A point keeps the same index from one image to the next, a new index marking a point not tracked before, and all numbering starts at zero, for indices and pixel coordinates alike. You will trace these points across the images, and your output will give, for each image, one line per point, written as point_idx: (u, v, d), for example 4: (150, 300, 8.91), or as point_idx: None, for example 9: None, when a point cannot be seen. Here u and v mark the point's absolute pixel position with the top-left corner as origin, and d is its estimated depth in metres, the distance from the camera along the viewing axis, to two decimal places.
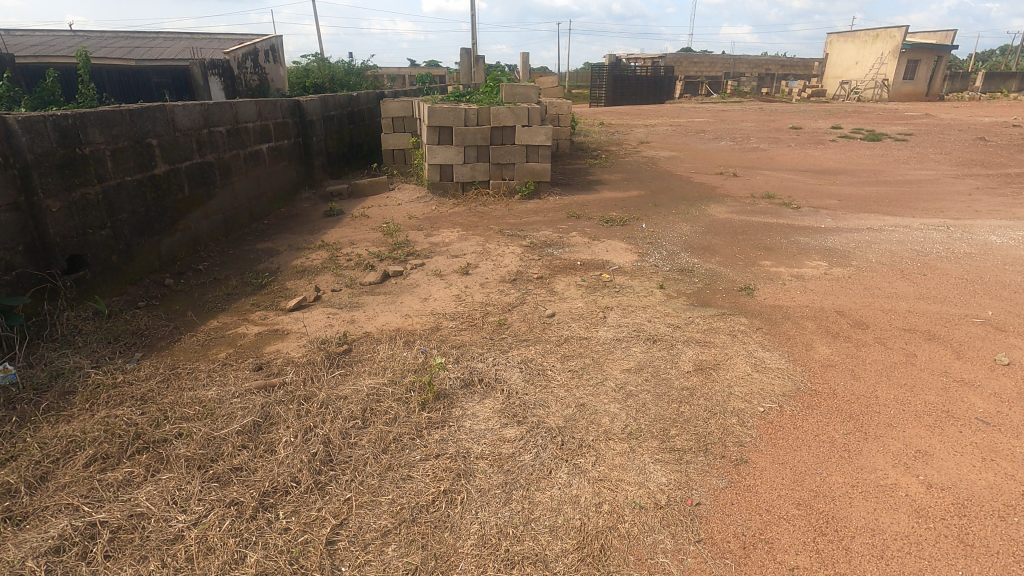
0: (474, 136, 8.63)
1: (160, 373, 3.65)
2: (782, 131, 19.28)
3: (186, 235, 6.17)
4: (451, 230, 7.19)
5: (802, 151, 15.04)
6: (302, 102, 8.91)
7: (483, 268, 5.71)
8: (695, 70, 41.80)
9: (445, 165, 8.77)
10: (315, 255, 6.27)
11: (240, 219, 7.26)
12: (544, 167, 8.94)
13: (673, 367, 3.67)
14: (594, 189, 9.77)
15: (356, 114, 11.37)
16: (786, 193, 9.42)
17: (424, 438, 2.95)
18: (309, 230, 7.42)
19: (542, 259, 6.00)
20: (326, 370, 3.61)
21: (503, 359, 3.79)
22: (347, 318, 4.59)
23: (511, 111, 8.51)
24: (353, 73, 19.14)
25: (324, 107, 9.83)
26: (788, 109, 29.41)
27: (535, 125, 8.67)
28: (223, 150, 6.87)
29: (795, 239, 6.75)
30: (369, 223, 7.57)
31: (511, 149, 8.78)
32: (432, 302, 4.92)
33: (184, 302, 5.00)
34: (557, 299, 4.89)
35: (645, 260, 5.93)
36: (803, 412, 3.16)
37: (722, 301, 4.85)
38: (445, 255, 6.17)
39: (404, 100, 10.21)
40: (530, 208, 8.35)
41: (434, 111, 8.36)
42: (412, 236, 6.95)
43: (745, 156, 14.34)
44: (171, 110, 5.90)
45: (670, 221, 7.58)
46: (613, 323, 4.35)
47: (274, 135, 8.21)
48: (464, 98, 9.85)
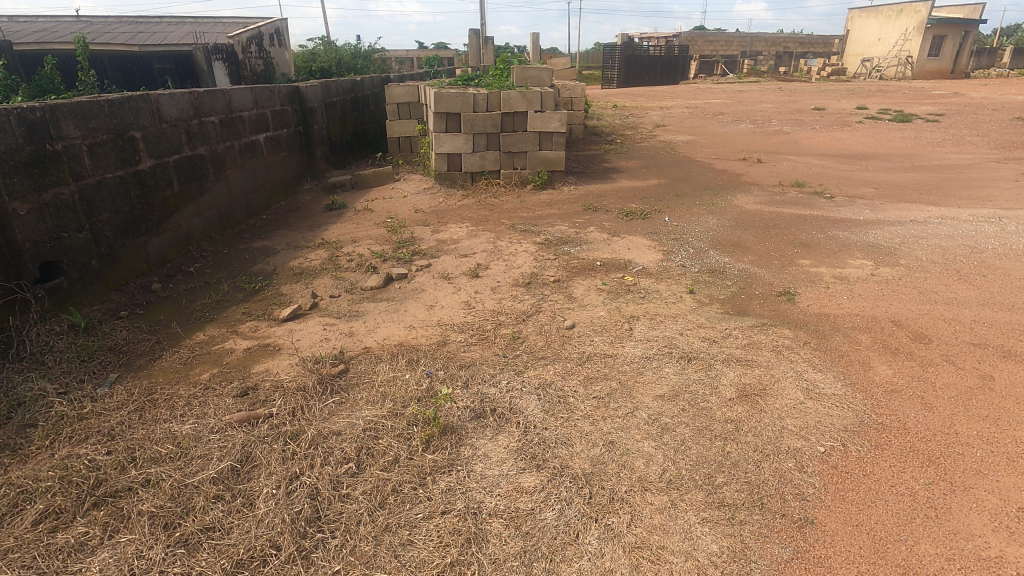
0: (483, 122, 8.11)
1: (132, 401, 3.25)
2: (805, 112, 18.47)
3: (176, 235, 5.76)
4: (460, 225, 6.72)
5: (827, 133, 14.32)
6: (302, 88, 8.43)
7: (494, 270, 5.25)
8: (710, 49, 40.56)
9: (454, 154, 8.27)
10: (314, 255, 5.84)
11: (235, 215, 6.84)
12: (559, 155, 8.41)
13: (712, 393, 3.20)
14: (611, 178, 9.23)
15: (360, 100, 10.86)
16: (817, 181, 8.82)
17: (428, 488, 2.53)
18: (309, 225, 6.99)
19: (559, 258, 5.52)
20: (318, 398, 3.19)
21: (518, 383, 3.35)
22: (346, 330, 4.16)
23: (523, 95, 7.98)
24: (358, 56, 18.51)
25: (326, 93, 9.34)
26: (808, 88, 28.36)
27: (549, 110, 8.13)
28: (215, 141, 6.43)
29: (834, 233, 6.20)
30: (373, 218, 7.12)
31: (523, 136, 8.25)
32: (439, 310, 4.48)
33: (170, 311, 4.60)
34: (577, 307, 4.43)
35: (671, 259, 5.43)
36: (872, 453, 2.69)
37: (761, 308, 4.36)
38: (453, 254, 5.71)
39: (410, 85, 9.69)
40: (544, 200, 7.84)
41: (441, 97, 7.85)
42: (418, 232, 6.49)
43: (768, 140, 13.66)
44: (156, 100, 5.46)
45: (694, 214, 7.06)
46: (641, 337, 3.89)
47: (272, 124, 7.75)
48: (472, 82, 9.31)
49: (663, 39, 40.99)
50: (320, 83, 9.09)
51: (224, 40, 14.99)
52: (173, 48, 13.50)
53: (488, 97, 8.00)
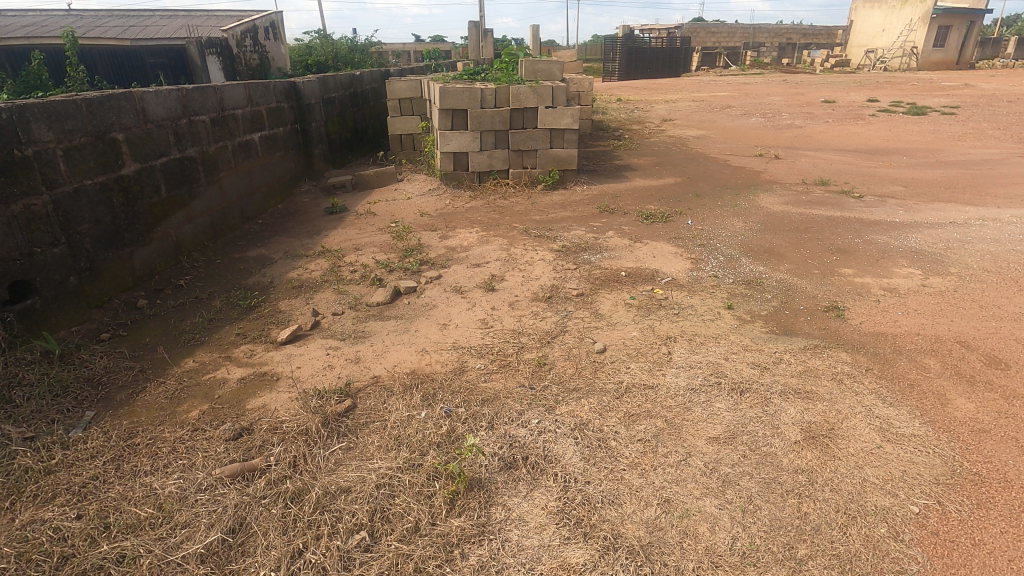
0: (491, 119, 7.66)
1: (109, 447, 2.84)
2: (815, 105, 18.00)
3: (165, 244, 5.33)
4: (469, 231, 6.29)
5: (842, 127, 13.86)
6: (299, 84, 7.98)
7: (510, 282, 4.83)
8: (712, 41, 39.93)
9: (460, 153, 7.83)
10: (314, 265, 5.41)
11: (230, 220, 6.40)
12: (571, 154, 7.98)
13: (775, 435, 2.80)
14: (625, 176, 8.80)
15: (359, 95, 10.41)
16: (841, 178, 8.39)
17: (457, 566, 2.12)
18: (308, 231, 6.55)
19: (580, 268, 5.10)
20: (323, 445, 2.78)
21: (550, 422, 2.94)
22: (351, 355, 3.74)
23: (534, 90, 7.53)
24: (356, 50, 17.95)
25: (324, 89, 8.90)
26: (814, 80, 27.84)
27: (560, 106, 7.69)
28: (207, 142, 5.99)
29: (871, 238, 5.78)
30: (377, 222, 6.68)
31: (534, 134, 7.81)
32: (454, 330, 4.06)
33: (156, 332, 4.17)
34: (606, 326, 4.01)
35: (702, 268, 5.02)
36: (976, 516, 2.31)
37: (809, 327, 3.95)
38: (465, 264, 5.29)
39: (412, 80, 9.24)
40: (556, 201, 7.41)
41: (447, 92, 7.41)
42: (425, 239, 6.06)
43: (781, 135, 13.20)
44: (140, 99, 5.01)
45: (718, 217, 6.62)
46: (683, 363, 3.47)
47: (267, 122, 7.30)
48: (479, 76, 8.85)
49: (664, 31, 40.35)
50: (317, 78, 8.64)
51: (218, 33, 14.41)
52: (165, 43, 12.94)
53: (497, 92, 7.55)
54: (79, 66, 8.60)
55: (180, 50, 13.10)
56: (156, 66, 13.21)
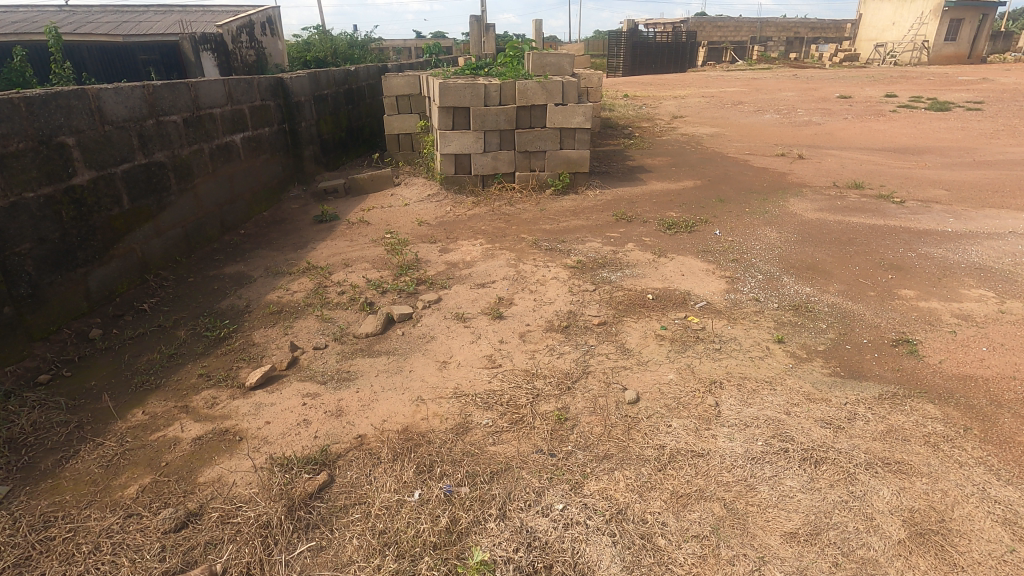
0: (496, 118, 7.02)
1: (15, 547, 2.22)
2: (831, 101, 17.31)
3: (128, 262, 4.70)
4: (473, 243, 5.66)
5: (863, 124, 13.15)
6: (287, 79, 7.36)
7: (520, 307, 4.20)
8: (718, 35, 39.06)
9: (462, 155, 7.19)
10: (297, 285, 4.78)
11: (207, 232, 5.78)
12: (582, 155, 7.32)
13: (870, 531, 2.17)
14: (640, 179, 8.15)
15: (353, 92, 9.76)
16: (876, 181, 7.72)
17: None
18: (295, 242, 5.92)
19: (599, 289, 4.47)
20: (288, 549, 2.17)
21: (577, 509, 2.32)
22: (332, 406, 3.11)
23: (542, 86, 6.90)
24: (354, 45, 17.24)
25: (315, 86, 8.27)
26: (825, 75, 27.08)
27: (571, 102, 7.05)
28: (179, 145, 5.36)
29: (925, 251, 5.13)
30: (370, 233, 6.05)
31: (542, 133, 7.16)
32: (456, 371, 3.43)
33: (105, 372, 3.55)
34: (636, 366, 3.38)
35: (739, 290, 4.38)
36: None
37: (879, 367, 3.32)
38: (467, 284, 4.66)
39: (410, 75, 8.61)
40: (568, 208, 6.77)
41: (447, 88, 6.77)
42: (423, 253, 5.43)
43: (800, 133, 12.51)
44: (95, 97, 4.38)
45: (748, 226, 5.97)
46: (736, 419, 2.84)
47: (250, 122, 6.66)
48: (482, 71, 8.20)
49: (669, 26, 39.53)
50: (307, 74, 8.01)
51: (213, 29, 13.64)
52: (158, 38, 12.28)
53: (502, 88, 6.91)
54: (66, 63, 7.94)
55: (174, 45, 12.52)
56: (148, 63, 12.35)
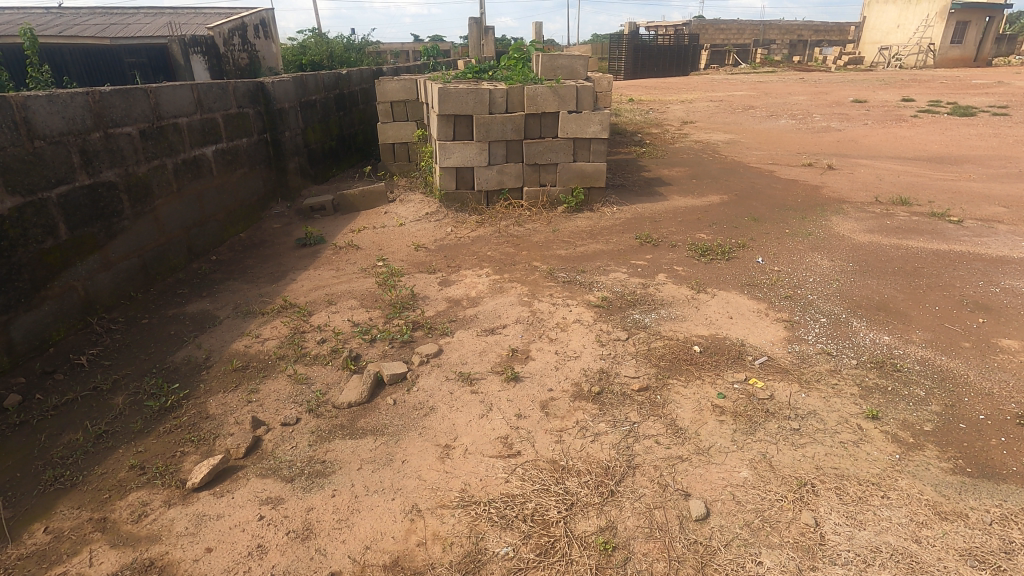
0: (502, 127, 6.27)
1: None
2: (845, 106, 16.60)
3: (66, 304, 3.92)
4: (478, 273, 4.89)
5: (887, 131, 12.42)
6: (268, 84, 6.60)
7: (540, 363, 3.43)
8: (721, 37, 38.30)
9: (464, 168, 6.43)
10: (269, 330, 4.00)
11: (170, 261, 5.00)
12: (598, 168, 6.57)
13: None
14: (660, 193, 7.40)
15: (344, 98, 9.00)
16: (922, 196, 6.97)
17: None
18: (272, 272, 5.14)
19: (633, 338, 3.71)
20: None
21: None
22: (299, 522, 2.34)
23: (553, 91, 6.18)
24: (348, 49, 16.45)
25: (301, 91, 7.52)
26: (833, 78, 26.46)
27: (585, 110, 6.32)
28: (134, 162, 4.58)
29: (1010, 285, 4.38)
30: (360, 261, 5.27)
31: (554, 144, 6.41)
32: (462, 462, 2.66)
33: (11, 461, 2.76)
34: (696, 457, 2.60)
35: (803, 340, 3.62)
36: None
37: (1012, 459, 2.56)
38: (473, 330, 3.89)
39: (406, 79, 7.87)
40: (584, 230, 6.01)
41: (447, 94, 6.04)
42: (419, 286, 4.65)
43: (821, 140, 11.76)
44: (21, 107, 3.61)
45: (793, 252, 5.22)
46: (849, 553, 2.08)
47: (224, 132, 5.89)
48: (485, 74, 7.44)
49: (671, 28, 38.89)
50: (292, 79, 7.26)
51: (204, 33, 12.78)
52: (147, 41, 11.59)
53: (509, 93, 6.19)
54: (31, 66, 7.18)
55: (163, 47, 11.78)
56: (136, 66, 11.64)
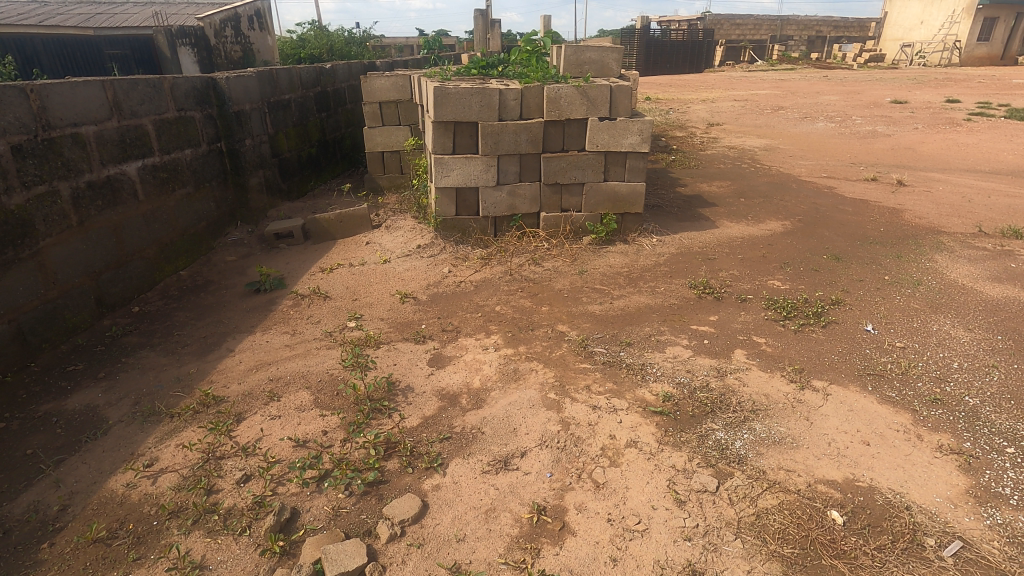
0: (514, 137, 4.94)
1: None
2: (885, 108, 15.14)
3: None
4: (483, 345, 3.56)
5: (944, 138, 10.98)
6: (222, 81, 5.28)
7: (585, 544, 2.11)
8: (737, 32, 36.55)
9: (466, 189, 5.10)
10: (174, 450, 2.69)
11: (66, 321, 3.70)
12: (634, 189, 5.23)
13: None
14: (707, 218, 6.06)
15: (324, 97, 7.65)
16: None
17: None
18: (207, 334, 3.83)
19: (726, 484, 2.38)
20: None
21: None
22: None
23: (580, 93, 4.86)
24: (346, 41, 15.01)
25: (268, 90, 6.19)
26: (859, 77, 24.94)
27: (620, 116, 4.99)
28: (2, 191, 3.28)
29: None
30: (325, 320, 3.95)
31: (580, 159, 5.08)
32: None
33: None
34: None
35: (1001, 497, 2.28)
36: None
37: None
38: (477, 461, 2.56)
39: (398, 75, 6.55)
40: (621, 272, 4.68)
41: (445, 94, 4.74)
42: (401, 366, 3.34)
43: (873, 148, 10.35)
44: None
45: (907, 312, 3.87)
46: None
47: (158, 143, 4.57)
48: (493, 68, 6.05)
49: (684, 23, 37.33)
50: (257, 75, 5.92)
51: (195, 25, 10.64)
52: (130, 31, 10.04)
53: (524, 94, 4.88)
54: None
55: (148, 39, 10.29)
56: (117, 58, 10.08)
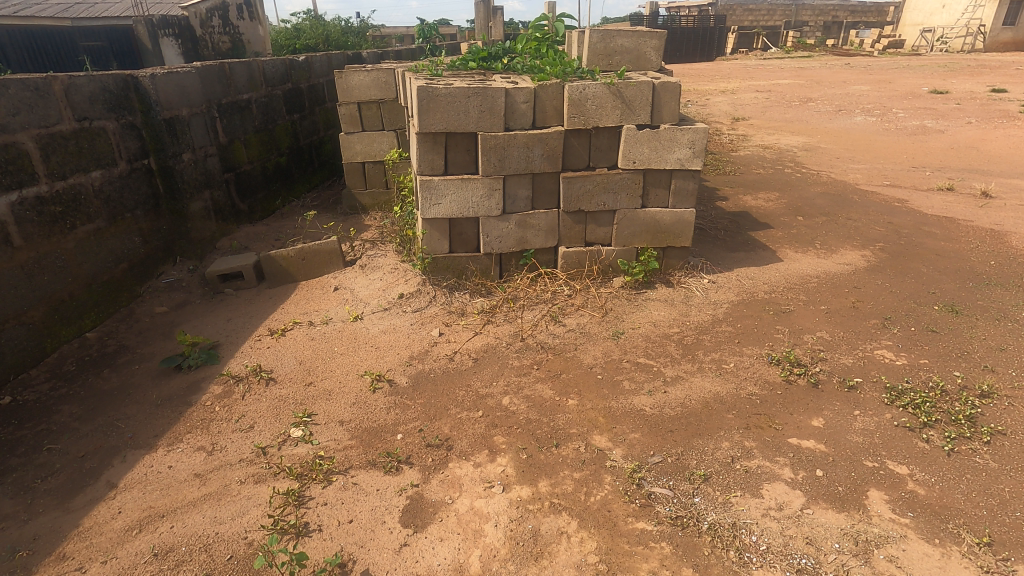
0: (525, 152, 3.74)
1: None
2: (925, 99, 13.75)
3: None
4: (485, 478, 2.39)
5: (1008, 135, 9.63)
6: (145, 80, 4.08)
7: None
8: (750, 18, 34.81)
9: (463, 220, 3.91)
10: None
11: None
12: (680, 217, 4.03)
13: None
14: (764, 247, 4.84)
15: (296, 96, 6.42)
16: None
17: None
18: (90, 447, 2.66)
19: None
20: None
21: None
22: None
23: (613, 95, 3.66)
24: (341, 30, 13.66)
25: (217, 89, 4.98)
26: (883, 65, 23.30)
27: (664, 124, 3.80)
28: None
29: None
30: (262, 423, 2.79)
31: (611, 180, 3.89)
32: None
33: None
34: None
35: None
36: None
37: None
38: None
39: (380, 69, 5.33)
40: (670, 335, 3.48)
41: (433, 97, 3.54)
42: (359, 525, 2.17)
43: (930, 147, 9.04)
44: None
45: None
46: None
47: (45, 167, 3.41)
48: (497, 61, 4.72)
49: (694, 9, 35.68)
50: (200, 70, 4.71)
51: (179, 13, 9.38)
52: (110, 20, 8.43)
53: (538, 94, 3.68)
54: None
55: (129, 28, 8.47)
56: (92, 51, 8.19)
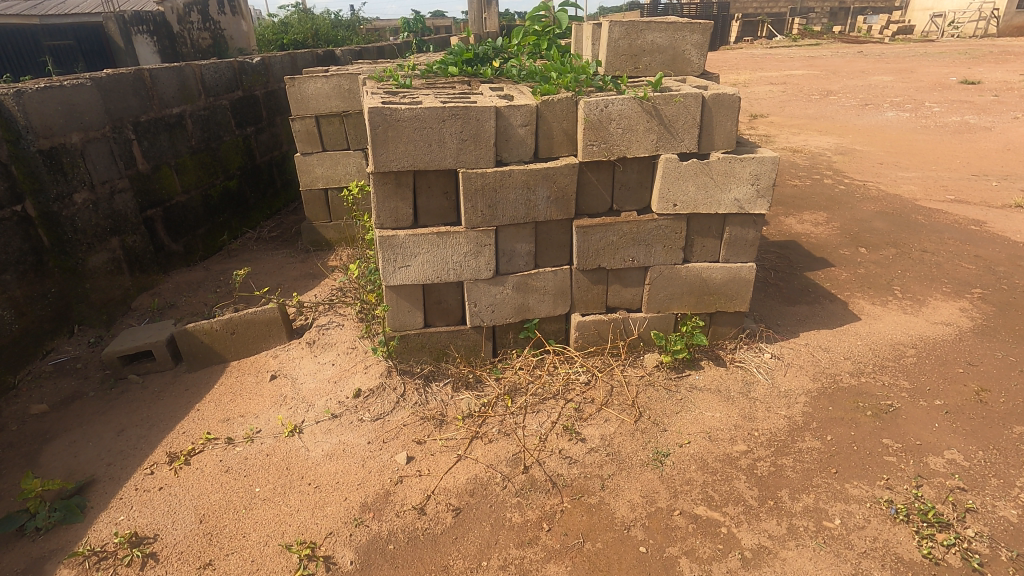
0: (524, 194, 2.69)
1: None
2: (957, 91, 12.61)
3: None
4: None
5: None
6: (7, 99, 3.04)
7: None
8: (755, 5, 33.47)
9: (441, 287, 2.85)
10: None
11: None
12: (734, 275, 2.98)
13: None
14: (831, 296, 3.80)
15: (249, 105, 5.33)
16: None
17: None
18: None
19: None
20: None
21: None
22: None
23: (647, 113, 2.61)
24: (330, 23, 12.53)
25: (132, 104, 3.92)
26: (896, 51, 22.04)
27: (715, 151, 2.76)
28: None
29: None
30: None
31: (642, 229, 2.84)
32: None
33: None
34: None
35: None
36: None
37: None
38: None
39: (342, 74, 4.27)
40: (736, 458, 2.45)
41: (394, 122, 2.48)
42: None
43: (983, 149, 7.95)
44: None
45: None
46: None
47: None
48: (486, 63, 3.64)
49: None
50: (101, 81, 3.66)
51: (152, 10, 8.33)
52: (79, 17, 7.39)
53: (543, 114, 2.63)
54: None
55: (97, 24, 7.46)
56: (58, 52, 7.14)
